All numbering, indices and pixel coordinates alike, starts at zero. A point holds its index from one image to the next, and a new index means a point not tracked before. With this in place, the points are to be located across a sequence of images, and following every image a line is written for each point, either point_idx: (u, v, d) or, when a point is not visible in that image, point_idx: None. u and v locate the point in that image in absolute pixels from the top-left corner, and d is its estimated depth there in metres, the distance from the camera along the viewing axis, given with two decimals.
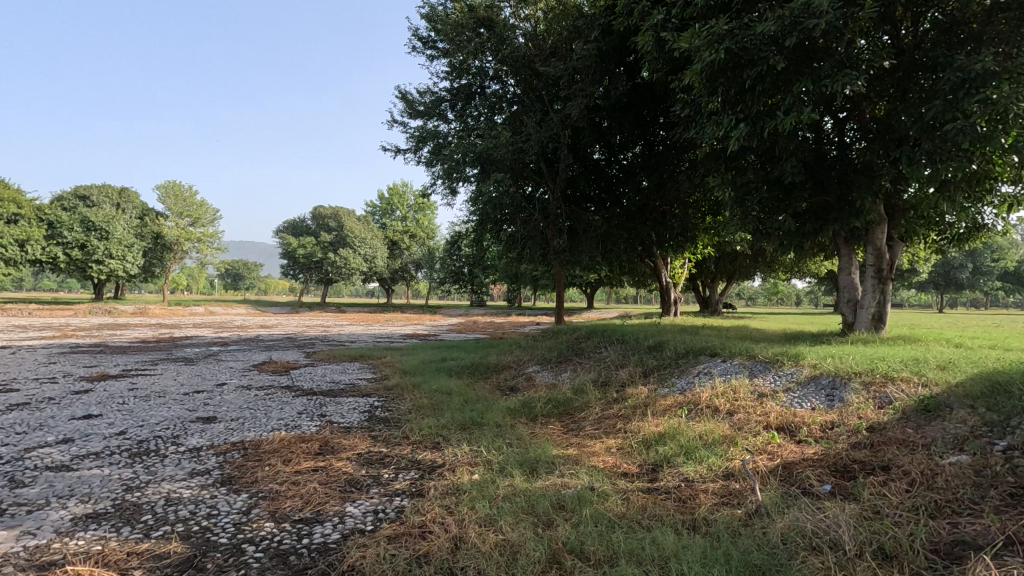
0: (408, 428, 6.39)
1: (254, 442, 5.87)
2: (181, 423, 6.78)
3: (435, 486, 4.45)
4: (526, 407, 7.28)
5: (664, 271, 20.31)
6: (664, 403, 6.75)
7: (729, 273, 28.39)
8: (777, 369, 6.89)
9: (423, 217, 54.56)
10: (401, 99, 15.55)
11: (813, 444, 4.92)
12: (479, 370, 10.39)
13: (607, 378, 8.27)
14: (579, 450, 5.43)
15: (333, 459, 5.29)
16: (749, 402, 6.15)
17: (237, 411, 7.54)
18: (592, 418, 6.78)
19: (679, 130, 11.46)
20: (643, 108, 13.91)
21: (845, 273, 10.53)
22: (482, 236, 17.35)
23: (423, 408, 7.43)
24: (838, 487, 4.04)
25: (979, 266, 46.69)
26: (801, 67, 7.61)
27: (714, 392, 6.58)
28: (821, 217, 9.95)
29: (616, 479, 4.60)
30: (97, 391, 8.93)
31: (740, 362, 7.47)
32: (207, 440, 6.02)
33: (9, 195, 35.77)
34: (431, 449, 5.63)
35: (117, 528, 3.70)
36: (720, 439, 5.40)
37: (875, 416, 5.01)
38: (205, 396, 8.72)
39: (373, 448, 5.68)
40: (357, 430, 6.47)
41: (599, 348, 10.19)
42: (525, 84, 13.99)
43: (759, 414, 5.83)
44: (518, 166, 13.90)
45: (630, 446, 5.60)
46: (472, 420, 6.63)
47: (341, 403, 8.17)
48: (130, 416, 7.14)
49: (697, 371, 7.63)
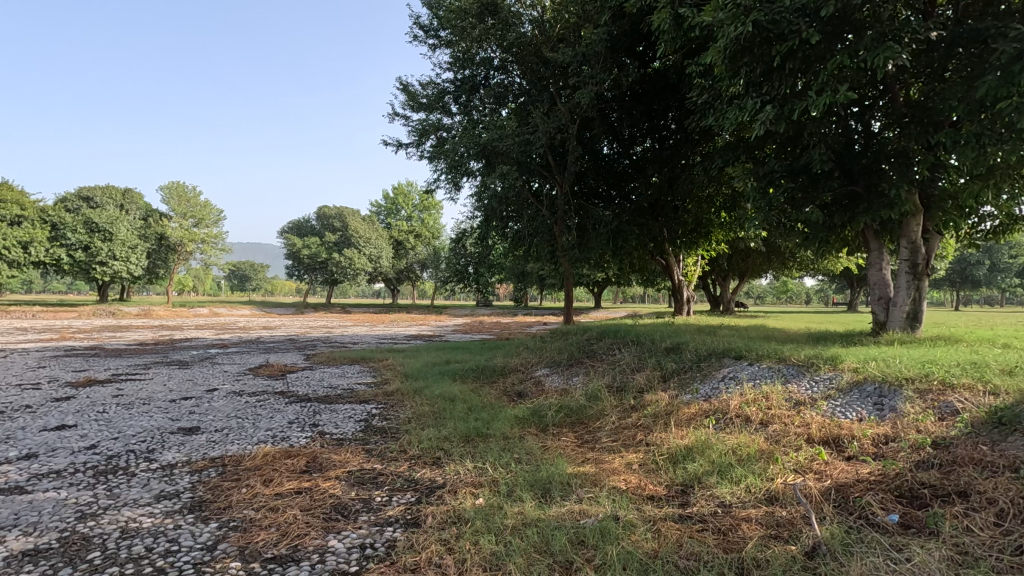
0: (406, 441, 5.78)
1: (236, 458, 5.28)
2: (160, 435, 6.21)
3: (435, 514, 3.86)
4: (535, 416, 6.67)
5: (676, 268, 19.62)
6: (688, 411, 6.13)
7: (742, 271, 27.67)
8: (813, 373, 6.24)
9: (428, 217, 54.89)
10: (403, 91, 14.93)
11: (869, 462, 4.29)
12: (485, 374, 9.80)
13: (623, 383, 7.64)
14: (597, 468, 4.80)
15: (320, 478, 4.70)
16: (785, 411, 5.53)
17: (224, 421, 6.98)
18: (608, 428, 6.17)
19: (696, 117, 10.82)
20: (657, 99, 13.36)
21: (875, 269, 9.84)
22: (487, 233, 16.74)
23: (423, 417, 6.84)
24: (908, 517, 3.43)
25: (996, 263, 45.73)
26: (834, 42, 6.98)
27: (744, 400, 5.97)
28: (851, 209, 9.28)
29: (642, 505, 3.97)
30: (78, 398, 8.39)
31: (770, 366, 6.83)
32: (185, 455, 5.45)
33: (11, 197, 35.60)
34: (430, 466, 5.03)
35: (54, 570, 3.12)
36: (757, 454, 4.78)
37: (938, 430, 4.37)
38: (192, 403, 8.15)
39: (367, 464, 5.09)
40: (350, 443, 5.87)
41: (613, 350, 9.55)
42: (532, 74, 13.36)
43: (798, 425, 5.20)
44: (524, 158, 13.28)
45: (655, 462, 4.98)
46: (477, 432, 6.01)
47: (336, 410, 7.61)
48: (106, 426, 6.58)
49: (722, 376, 6.98)
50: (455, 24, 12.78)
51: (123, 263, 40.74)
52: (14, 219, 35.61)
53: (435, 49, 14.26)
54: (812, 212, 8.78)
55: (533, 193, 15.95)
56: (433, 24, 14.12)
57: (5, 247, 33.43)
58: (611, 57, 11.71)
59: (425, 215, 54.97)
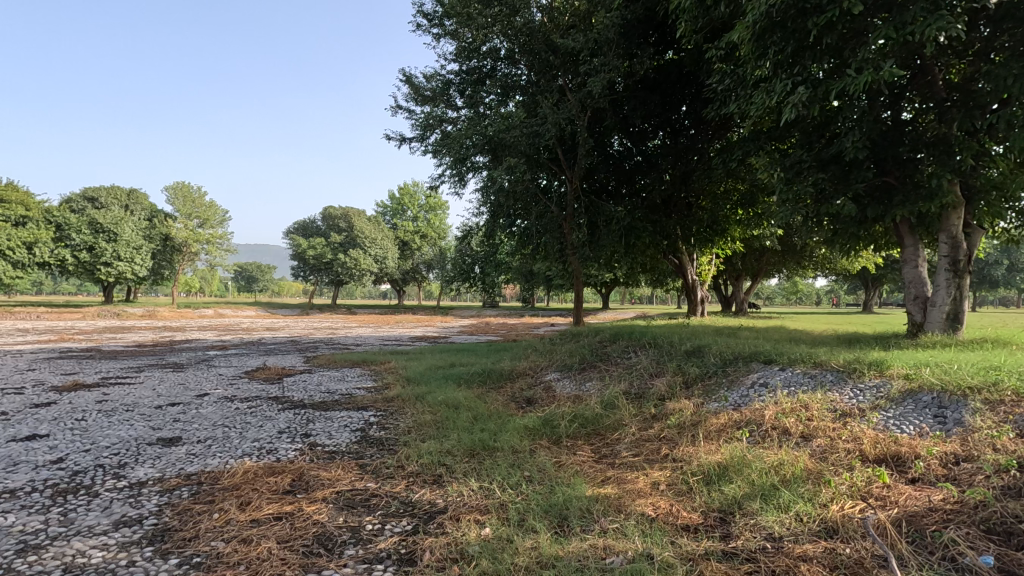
0: (405, 455, 5.21)
1: (213, 475, 4.71)
2: (136, 447, 5.66)
3: (433, 549, 3.30)
4: (547, 426, 6.06)
5: (689, 267, 18.94)
6: (716, 421, 5.51)
7: (756, 271, 26.94)
8: (857, 379, 5.62)
9: (434, 217, 54.19)
10: (406, 84, 14.39)
11: (940, 486, 3.68)
12: (492, 379, 9.21)
13: (642, 389, 7.03)
14: (620, 489, 4.20)
15: (304, 500, 4.12)
16: (830, 423, 4.91)
17: (208, 430, 6.42)
18: (628, 441, 5.57)
19: (715, 105, 10.20)
20: (672, 90, 12.78)
21: (910, 266, 9.19)
22: (493, 231, 16.15)
23: (424, 427, 6.26)
24: (1008, 561, 2.83)
25: (1015, 263, 44.49)
26: (875, 15, 6.36)
27: (780, 409, 5.36)
28: (885, 202, 8.65)
29: (677, 538, 3.38)
30: (60, 404, 7.87)
31: (805, 371, 6.22)
32: (158, 471, 4.89)
33: (17, 198, 35.40)
34: (431, 486, 4.45)
35: None
36: (804, 474, 4.17)
37: (1021, 449, 3.75)
38: (179, 410, 7.59)
39: (359, 483, 4.51)
40: (342, 457, 5.30)
41: (628, 353, 8.91)
42: (539, 64, 12.80)
43: (846, 441, 4.58)
44: (532, 151, 12.68)
45: (686, 482, 4.36)
46: (483, 444, 5.43)
47: (331, 419, 7.05)
48: (80, 437, 6.04)
49: (752, 382, 6.36)
50: (460, 13, 12.27)
51: (128, 264, 40.58)
52: (20, 220, 35.58)
53: (438, 39, 13.74)
54: (845, 204, 8.12)
55: (541, 189, 15.41)
56: (437, 13, 13.59)
57: (9, 249, 33.31)
58: (624, 44, 11.11)
59: (431, 216, 54.40)
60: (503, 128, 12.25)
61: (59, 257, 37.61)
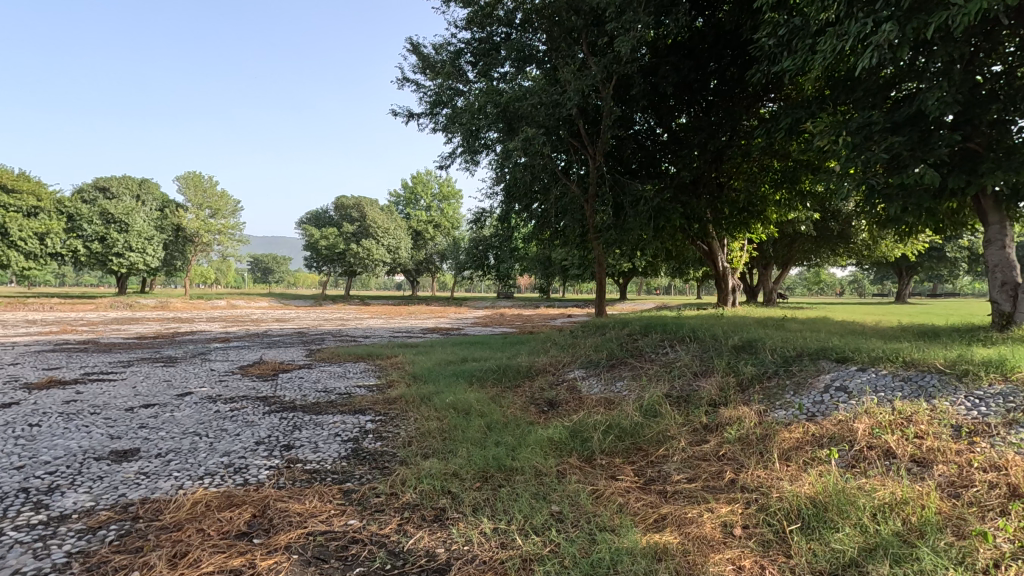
0: (400, 480, 4.14)
1: (156, 508, 3.70)
2: (79, 463, 4.68)
3: None
4: (576, 440, 4.97)
5: (720, 253, 17.71)
6: (792, 436, 4.38)
7: (787, 258, 25.40)
8: (972, 386, 4.43)
9: (448, 207, 53.21)
10: (413, 54, 13.27)
11: None
12: (507, 377, 8.12)
13: (686, 392, 5.91)
14: (685, 537, 3.11)
15: (258, 550, 3.08)
16: (951, 444, 3.76)
17: (175, 440, 5.43)
18: (677, 460, 4.48)
19: (761, 65, 8.92)
20: (707, 55, 11.51)
21: (995, 248, 7.90)
22: (508, 214, 15.04)
23: (427, 439, 5.22)
24: None
25: None
26: None
27: (876, 423, 4.21)
28: (968, 171, 7.38)
29: None
30: (20, 406, 6.94)
31: (897, 373, 5.03)
32: (91, 499, 3.88)
33: (28, 187, 34.76)
34: (430, 526, 3.39)
35: None
36: (944, 522, 3.02)
37: None
38: (150, 413, 6.62)
39: (337, 521, 3.47)
40: (324, 479, 4.28)
41: (663, 348, 7.79)
42: (559, 29, 11.63)
43: (982, 471, 3.44)
44: (551, 123, 11.49)
45: (773, 527, 3.23)
46: (497, 464, 4.36)
47: (321, 426, 6.02)
48: (19, 448, 5.09)
49: (827, 386, 5.18)
50: None
51: (140, 255, 40.08)
52: (31, 210, 35.14)
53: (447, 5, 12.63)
54: (925, 170, 6.84)
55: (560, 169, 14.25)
56: None
57: (20, 240, 33.00)
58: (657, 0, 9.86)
59: (444, 205, 53.52)
60: (518, 96, 11.08)
61: (70, 248, 36.98)
